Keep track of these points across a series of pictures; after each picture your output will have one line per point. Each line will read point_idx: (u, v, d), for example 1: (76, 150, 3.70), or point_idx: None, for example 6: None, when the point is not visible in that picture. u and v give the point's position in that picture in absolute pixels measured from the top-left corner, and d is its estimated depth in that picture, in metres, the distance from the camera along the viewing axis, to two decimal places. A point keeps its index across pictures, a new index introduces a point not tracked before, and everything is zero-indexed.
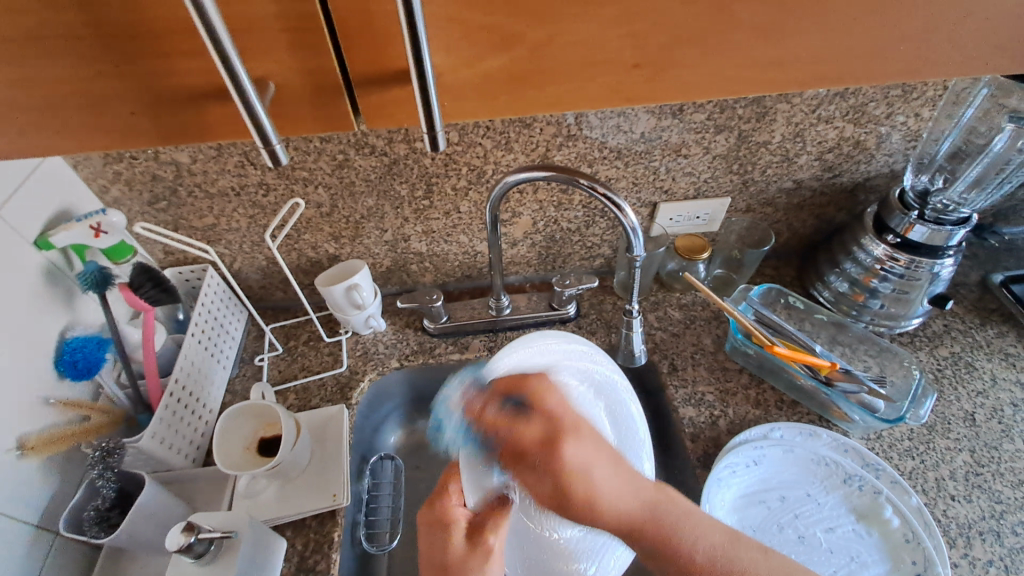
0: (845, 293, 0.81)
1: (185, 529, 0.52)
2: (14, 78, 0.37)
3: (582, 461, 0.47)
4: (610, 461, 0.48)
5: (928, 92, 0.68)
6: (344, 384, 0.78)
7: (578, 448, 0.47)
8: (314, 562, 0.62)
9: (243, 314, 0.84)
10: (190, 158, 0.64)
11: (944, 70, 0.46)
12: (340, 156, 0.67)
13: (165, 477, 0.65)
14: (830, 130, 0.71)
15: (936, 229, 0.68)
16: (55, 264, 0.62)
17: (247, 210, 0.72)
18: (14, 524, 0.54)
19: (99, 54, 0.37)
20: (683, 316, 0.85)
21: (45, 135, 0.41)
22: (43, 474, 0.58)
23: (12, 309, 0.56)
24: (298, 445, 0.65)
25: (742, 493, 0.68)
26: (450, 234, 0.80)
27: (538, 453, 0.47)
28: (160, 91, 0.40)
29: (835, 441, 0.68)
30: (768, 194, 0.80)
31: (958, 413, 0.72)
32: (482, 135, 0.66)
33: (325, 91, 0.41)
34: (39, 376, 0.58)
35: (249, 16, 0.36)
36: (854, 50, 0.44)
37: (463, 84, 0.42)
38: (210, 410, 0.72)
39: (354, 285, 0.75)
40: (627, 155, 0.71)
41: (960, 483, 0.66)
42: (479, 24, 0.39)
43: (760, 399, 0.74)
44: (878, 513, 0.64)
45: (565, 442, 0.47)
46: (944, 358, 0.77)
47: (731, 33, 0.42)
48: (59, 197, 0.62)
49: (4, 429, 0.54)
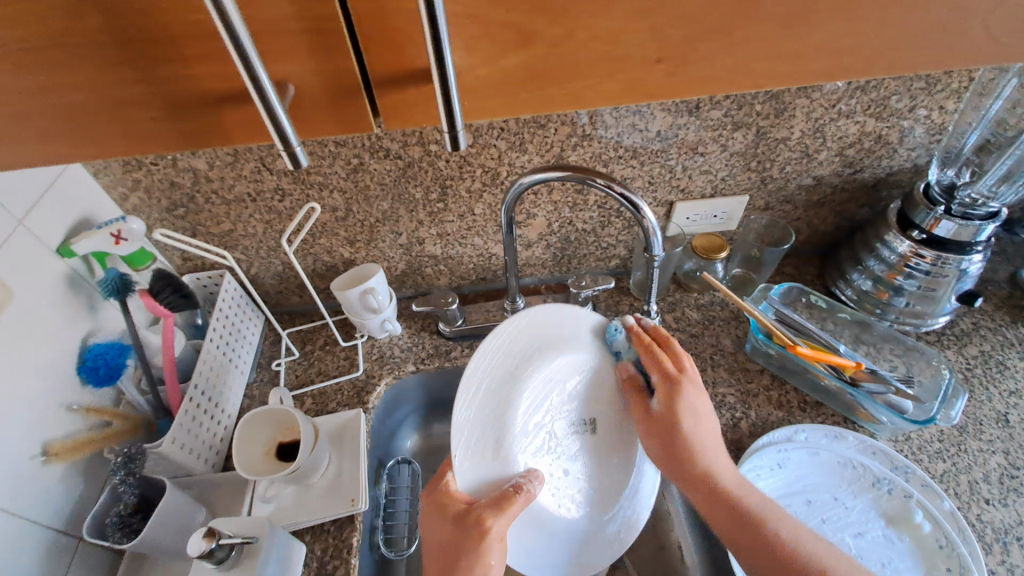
0: (868, 291, 0.79)
1: (207, 534, 0.52)
2: (36, 88, 0.37)
3: (694, 404, 0.61)
4: (721, 450, 0.60)
5: (953, 84, 0.66)
6: (361, 388, 0.78)
7: (694, 425, 0.60)
8: (334, 568, 0.62)
9: (260, 319, 0.84)
10: (207, 165, 0.65)
11: (977, 57, 0.45)
12: (355, 160, 0.67)
13: (186, 482, 0.65)
14: (851, 125, 0.70)
15: (963, 225, 0.66)
16: (77, 271, 0.63)
17: (263, 216, 0.72)
18: (39, 532, 0.54)
19: (119, 60, 0.37)
20: (702, 316, 0.83)
21: (68, 142, 0.41)
22: (68, 479, 0.58)
23: (37, 316, 0.57)
24: (316, 450, 0.65)
25: (768, 496, 0.66)
26: (465, 237, 0.80)
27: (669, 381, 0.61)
28: (181, 96, 0.40)
29: (862, 444, 0.67)
30: (787, 191, 0.79)
31: (990, 413, 0.70)
32: (496, 136, 0.66)
33: (344, 92, 0.41)
34: (63, 383, 0.59)
35: (271, 20, 0.36)
36: (883, 35, 0.43)
37: (482, 83, 0.42)
38: (229, 415, 0.72)
39: (369, 289, 0.74)
40: (643, 154, 0.70)
41: (995, 487, 0.64)
42: (498, 21, 0.38)
43: (782, 400, 0.73)
44: (908, 518, 0.62)
45: (687, 387, 0.61)
46: (974, 357, 0.75)
47: (759, 22, 0.41)
48: (80, 205, 0.63)
49: (29, 436, 0.54)
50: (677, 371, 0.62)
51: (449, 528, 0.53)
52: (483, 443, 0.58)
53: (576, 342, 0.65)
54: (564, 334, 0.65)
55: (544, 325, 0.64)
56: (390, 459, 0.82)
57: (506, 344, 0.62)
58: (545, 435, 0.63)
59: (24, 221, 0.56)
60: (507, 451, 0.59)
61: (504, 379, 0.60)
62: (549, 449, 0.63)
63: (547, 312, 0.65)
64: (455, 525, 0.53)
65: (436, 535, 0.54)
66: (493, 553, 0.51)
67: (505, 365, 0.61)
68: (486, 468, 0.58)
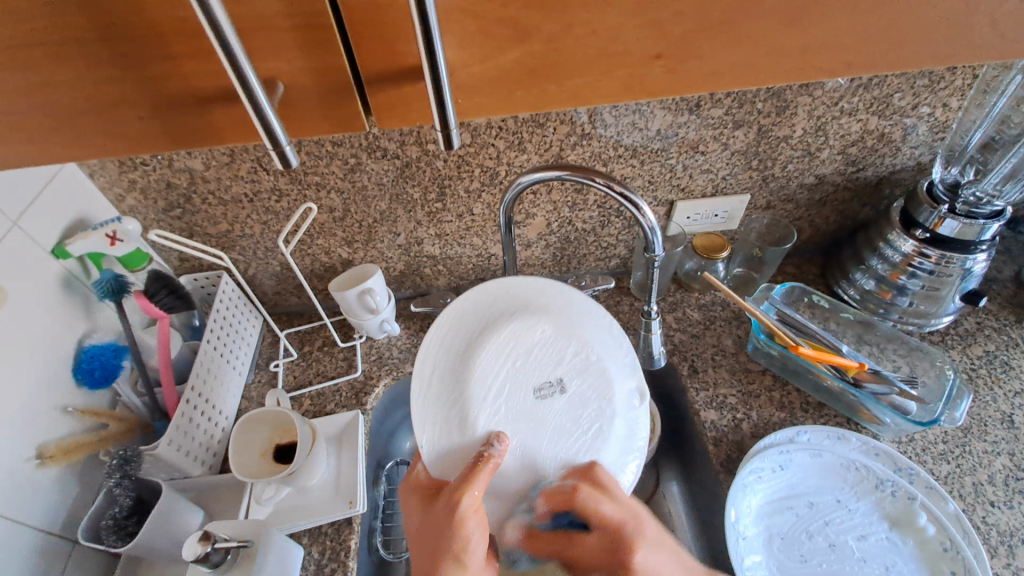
0: (871, 291, 0.78)
1: (202, 538, 0.51)
2: (23, 87, 0.37)
3: (651, 565, 0.53)
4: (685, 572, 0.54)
5: (957, 81, 0.65)
6: (359, 389, 0.77)
7: (649, 558, 0.53)
8: (331, 571, 0.61)
9: (258, 320, 0.83)
10: (203, 165, 0.64)
11: (980, 53, 0.44)
12: (352, 160, 0.66)
13: (183, 485, 0.65)
14: (853, 123, 0.69)
15: (967, 224, 0.65)
16: (72, 272, 0.62)
17: (261, 216, 0.71)
18: (34, 535, 0.54)
19: (108, 58, 0.37)
20: (703, 316, 0.83)
21: (58, 142, 0.41)
22: (63, 482, 0.58)
23: (31, 317, 0.56)
24: (314, 453, 0.65)
25: (770, 498, 0.65)
26: (464, 237, 0.79)
27: (605, 556, 0.54)
28: (170, 94, 0.39)
29: (865, 445, 0.66)
30: (789, 190, 0.78)
31: (995, 414, 0.69)
32: (495, 135, 0.65)
33: (337, 89, 0.40)
34: (57, 385, 0.58)
35: (261, 15, 0.35)
36: (885, 30, 0.42)
37: (477, 80, 0.41)
38: (227, 417, 0.72)
39: (367, 290, 0.74)
40: (643, 153, 0.70)
41: (1000, 489, 0.63)
42: (493, 17, 0.37)
43: (784, 401, 0.72)
44: (912, 520, 0.61)
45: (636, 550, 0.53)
46: (978, 357, 0.74)
47: (758, 18, 0.40)
48: (76, 206, 0.63)
49: (23, 439, 0.54)
50: (620, 524, 0.53)
51: (423, 512, 0.54)
52: (445, 419, 0.56)
53: (545, 305, 0.60)
54: (530, 298, 0.60)
55: (508, 293, 0.60)
56: (389, 460, 0.82)
57: (462, 318, 0.59)
58: (516, 402, 0.57)
59: (18, 221, 0.56)
60: (473, 422, 0.56)
61: (462, 352, 0.57)
62: (522, 415, 0.57)
63: (510, 282, 0.61)
64: (427, 510, 0.54)
65: (414, 521, 0.54)
66: (470, 525, 0.51)
67: (467, 335, 0.58)
68: (449, 441, 0.56)
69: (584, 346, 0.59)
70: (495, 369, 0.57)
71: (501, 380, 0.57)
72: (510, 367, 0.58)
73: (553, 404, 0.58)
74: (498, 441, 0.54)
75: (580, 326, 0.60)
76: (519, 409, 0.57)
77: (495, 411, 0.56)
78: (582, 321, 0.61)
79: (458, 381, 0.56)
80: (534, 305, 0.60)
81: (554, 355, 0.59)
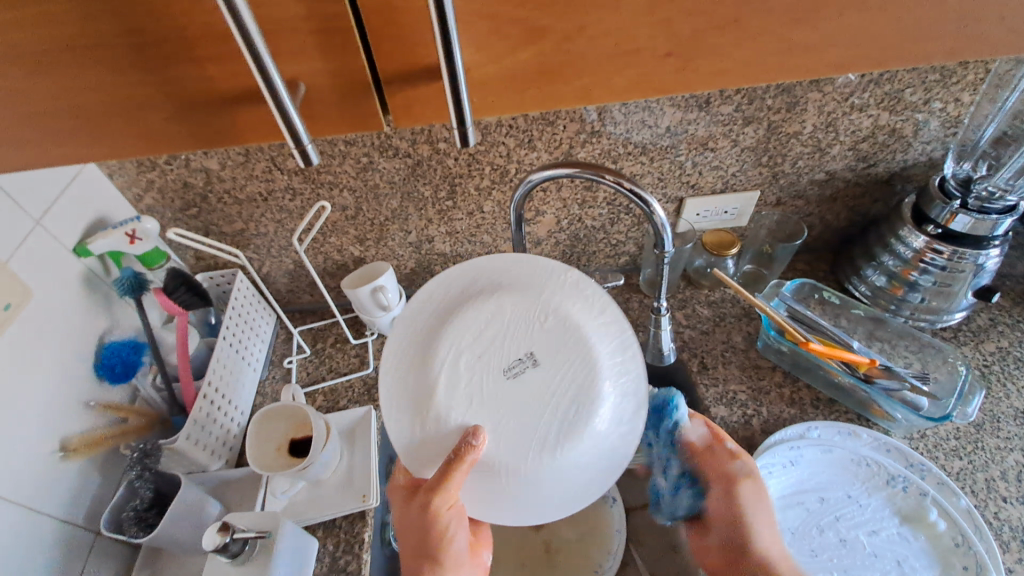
0: (883, 287, 0.78)
1: (221, 530, 0.53)
2: (53, 87, 0.38)
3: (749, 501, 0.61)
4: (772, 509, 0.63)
5: (969, 76, 0.65)
6: (372, 385, 0.78)
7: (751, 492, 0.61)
8: (346, 563, 0.62)
9: (272, 317, 0.85)
10: (219, 165, 0.65)
11: (993, 46, 0.44)
12: (364, 158, 0.67)
13: (201, 478, 0.66)
14: (864, 118, 0.69)
15: (981, 219, 0.64)
16: (93, 270, 0.64)
17: (275, 215, 0.73)
18: (59, 526, 0.55)
19: (133, 61, 0.37)
20: (712, 314, 0.83)
21: (86, 143, 0.41)
22: (86, 474, 0.59)
23: (53, 314, 0.58)
24: (328, 447, 0.66)
25: (780, 494, 0.66)
26: (474, 234, 0.80)
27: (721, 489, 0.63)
28: (194, 95, 0.40)
29: (876, 441, 0.66)
30: (799, 186, 0.78)
31: (1009, 410, 0.69)
32: (505, 134, 0.66)
33: (356, 90, 0.41)
34: (79, 380, 0.60)
35: (284, 19, 0.36)
36: (899, 25, 0.42)
37: (493, 79, 0.42)
38: (242, 412, 0.73)
39: (380, 287, 0.74)
40: (652, 150, 0.70)
41: (1014, 484, 0.63)
42: (508, 17, 0.38)
43: (794, 397, 0.72)
44: (924, 516, 0.61)
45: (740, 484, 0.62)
46: (991, 354, 0.74)
47: (769, 16, 0.41)
48: (96, 205, 0.64)
49: (48, 432, 0.55)
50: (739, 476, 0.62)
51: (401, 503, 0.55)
52: (418, 417, 0.49)
53: (511, 273, 0.51)
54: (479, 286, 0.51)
55: (467, 272, 0.52)
56: None
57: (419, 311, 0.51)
58: (494, 392, 0.48)
59: (41, 221, 0.57)
60: (445, 416, 0.48)
61: (423, 349, 0.50)
62: (506, 405, 0.48)
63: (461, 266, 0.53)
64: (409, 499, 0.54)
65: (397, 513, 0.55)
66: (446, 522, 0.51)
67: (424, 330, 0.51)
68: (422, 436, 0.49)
69: (552, 304, 0.50)
70: (449, 368, 0.48)
71: (473, 369, 0.48)
72: (482, 350, 0.49)
73: (529, 381, 0.48)
74: (475, 436, 0.46)
75: (549, 294, 0.50)
76: (491, 394, 0.48)
77: (469, 405, 0.48)
78: (544, 283, 0.51)
79: (425, 377, 0.49)
80: (492, 281, 0.51)
81: (529, 327, 0.49)
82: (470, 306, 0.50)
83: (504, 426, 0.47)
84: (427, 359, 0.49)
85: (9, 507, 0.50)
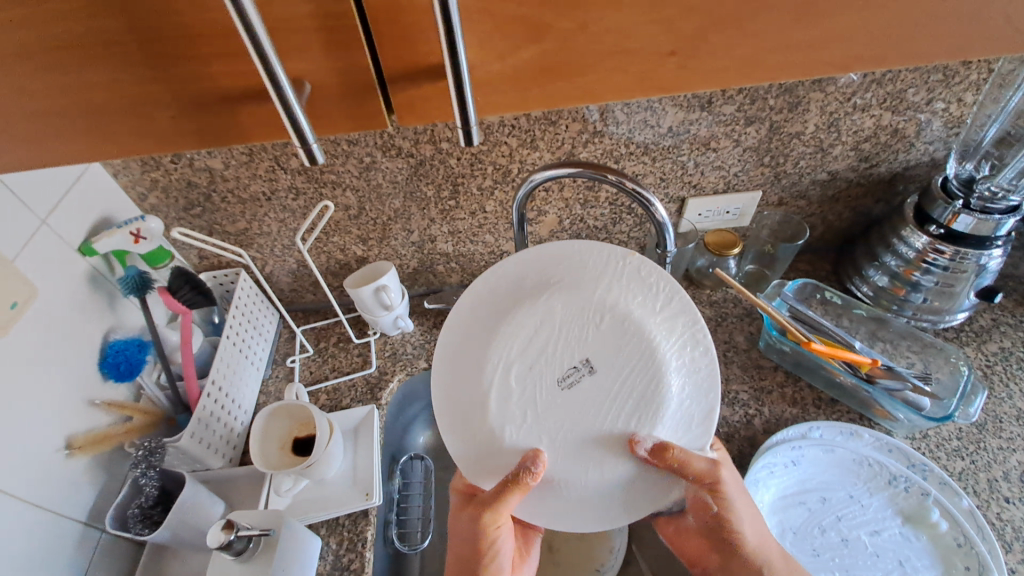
0: (885, 287, 0.78)
1: (225, 527, 0.53)
2: (62, 86, 0.38)
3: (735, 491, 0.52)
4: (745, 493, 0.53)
5: (971, 76, 0.65)
6: (374, 384, 0.78)
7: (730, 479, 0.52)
8: (349, 561, 0.63)
9: (275, 316, 0.85)
10: (223, 164, 0.66)
11: (995, 45, 0.44)
12: (367, 158, 0.67)
13: (204, 476, 0.66)
14: (867, 118, 0.69)
15: (982, 219, 0.64)
16: (98, 269, 0.64)
17: (278, 214, 0.73)
18: (64, 522, 0.56)
19: (141, 60, 0.38)
20: (714, 313, 0.83)
21: (93, 141, 0.42)
22: (90, 471, 0.60)
23: (59, 312, 0.58)
24: (331, 446, 0.66)
25: (782, 494, 0.65)
26: (476, 234, 0.80)
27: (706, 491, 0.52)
28: (200, 94, 0.41)
29: (878, 441, 0.66)
30: (801, 186, 0.78)
31: (1011, 410, 0.69)
32: (507, 133, 0.66)
33: (362, 89, 0.42)
34: (84, 377, 0.60)
35: (289, 17, 0.36)
36: (902, 24, 0.42)
37: (498, 77, 0.42)
38: (245, 411, 0.73)
39: (382, 286, 0.75)
40: (654, 150, 0.70)
41: (1016, 485, 0.63)
42: (513, 17, 0.38)
43: (797, 397, 0.72)
44: (925, 516, 0.62)
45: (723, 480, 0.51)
46: (993, 354, 0.74)
47: (772, 15, 0.41)
48: (101, 204, 0.65)
49: (53, 429, 0.56)
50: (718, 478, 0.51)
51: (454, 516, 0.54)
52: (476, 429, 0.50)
53: (563, 270, 0.50)
54: (527, 285, 0.50)
55: (511, 274, 0.50)
56: (403, 455, 0.83)
57: (468, 320, 0.50)
58: (550, 402, 0.49)
59: (46, 220, 0.57)
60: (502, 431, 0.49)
61: (475, 358, 0.50)
62: (564, 414, 0.49)
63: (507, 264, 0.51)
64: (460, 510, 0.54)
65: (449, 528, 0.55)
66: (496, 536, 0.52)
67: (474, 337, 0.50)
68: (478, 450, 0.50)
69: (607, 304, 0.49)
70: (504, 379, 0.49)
71: (528, 377, 0.49)
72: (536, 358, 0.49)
73: (585, 389, 0.49)
74: (535, 460, 0.46)
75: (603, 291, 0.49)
76: (547, 403, 0.49)
77: (525, 418, 0.49)
78: (600, 280, 0.50)
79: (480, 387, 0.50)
80: (542, 282, 0.50)
81: (582, 332, 0.49)
82: (520, 311, 0.50)
83: (563, 433, 0.49)
84: (479, 365, 0.50)
85: (15, 503, 0.51)
